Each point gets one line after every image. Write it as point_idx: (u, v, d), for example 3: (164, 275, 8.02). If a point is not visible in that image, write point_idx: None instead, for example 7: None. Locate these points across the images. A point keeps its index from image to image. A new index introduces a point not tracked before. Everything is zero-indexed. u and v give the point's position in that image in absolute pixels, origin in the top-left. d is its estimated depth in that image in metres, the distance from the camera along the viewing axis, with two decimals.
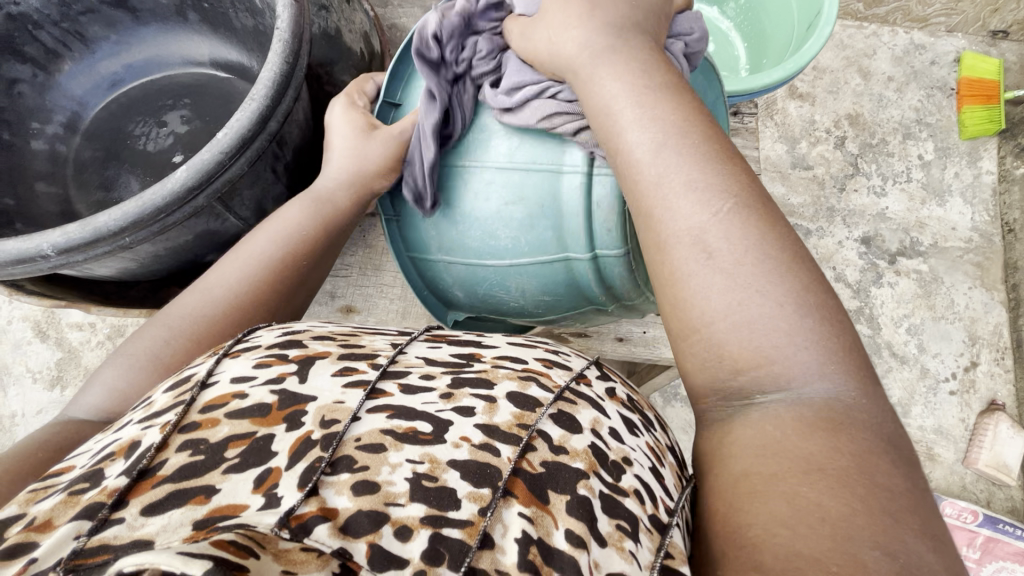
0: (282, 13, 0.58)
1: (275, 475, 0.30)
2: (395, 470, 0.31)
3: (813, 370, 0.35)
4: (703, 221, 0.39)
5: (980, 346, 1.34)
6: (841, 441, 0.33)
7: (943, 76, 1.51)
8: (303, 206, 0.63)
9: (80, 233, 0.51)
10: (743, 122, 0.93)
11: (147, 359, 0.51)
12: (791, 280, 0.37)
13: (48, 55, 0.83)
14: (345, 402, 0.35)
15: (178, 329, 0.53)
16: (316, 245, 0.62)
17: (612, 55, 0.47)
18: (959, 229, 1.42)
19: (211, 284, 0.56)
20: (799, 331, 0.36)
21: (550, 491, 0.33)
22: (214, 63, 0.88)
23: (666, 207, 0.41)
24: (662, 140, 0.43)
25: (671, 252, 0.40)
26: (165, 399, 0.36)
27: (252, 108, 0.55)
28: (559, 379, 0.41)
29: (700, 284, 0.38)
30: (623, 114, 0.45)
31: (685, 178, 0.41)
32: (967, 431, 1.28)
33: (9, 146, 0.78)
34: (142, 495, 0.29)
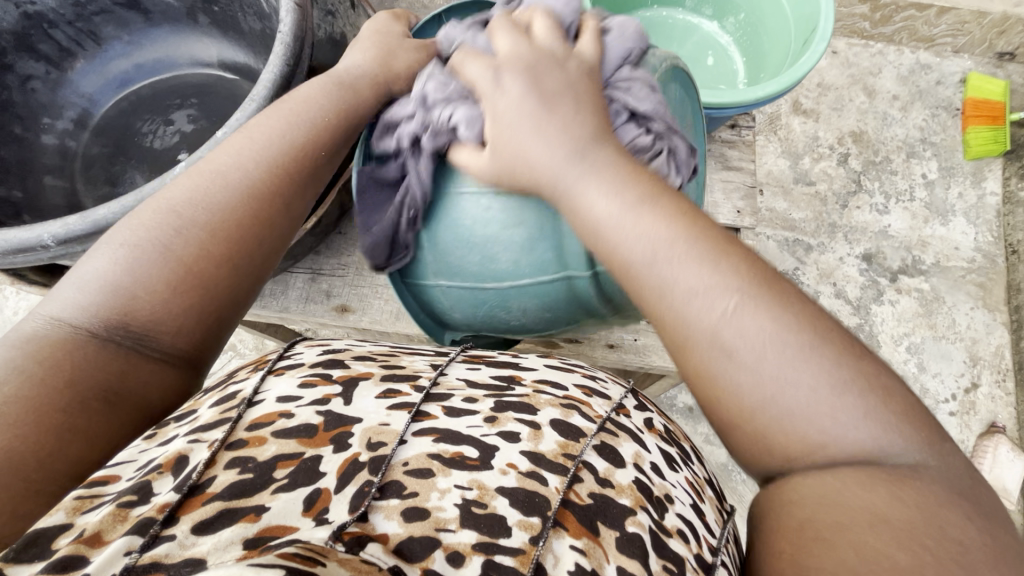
0: (285, 17, 0.60)
1: (325, 497, 0.34)
2: (444, 496, 0.35)
3: (868, 446, 0.37)
4: (711, 321, 0.41)
5: (981, 367, 1.33)
6: (903, 494, 0.35)
7: (949, 96, 1.51)
8: (321, 86, 0.58)
9: (80, 225, 0.52)
10: (740, 135, 0.94)
11: (156, 248, 0.46)
12: (822, 354, 0.39)
13: (61, 53, 0.86)
14: (391, 425, 0.39)
15: (186, 213, 0.48)
16: (333, 128, 0.57)
17: (586, 163, 0.47)
18: (962, 248, 1.41)
19: (219, 166, 0.51)
20: (843, 410, 0.38)
21: (599, 523, 0.38)
22: (222, 64, 0.90)
23: (678, 311, 0.42)
24: (655, 251, 0.43)
25: (694, 355, 0.42)
26: (211, 414, 0.38)
27: (251, 108, 0.57)
28: (599, 410, 0.46)
29: (730, 382, 0.40)
30: (614, 227, 0.45)
31: (698, 279, 0.42)
32: (966, 453, 1.26)
33: (20, 140, 0.80)
34: (192, 513, 0.32)
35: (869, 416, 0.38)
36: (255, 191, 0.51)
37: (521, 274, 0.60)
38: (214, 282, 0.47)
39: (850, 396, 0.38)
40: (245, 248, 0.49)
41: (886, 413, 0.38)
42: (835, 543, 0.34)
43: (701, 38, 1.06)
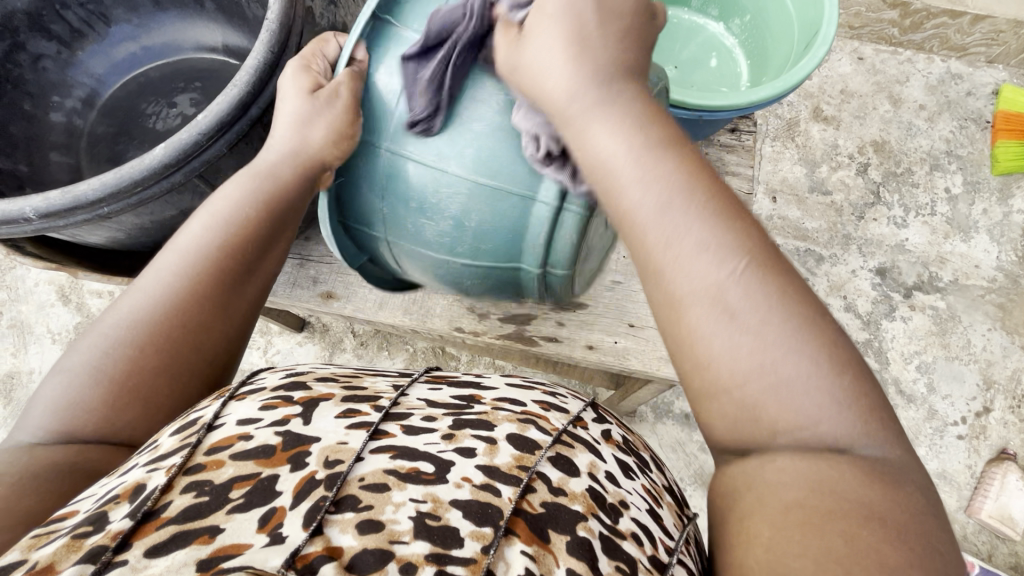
0: (273, 4, 0.60)
1: (280, 514, 0.34)
2: (398, 509, 0.35)
3: (842, 412, 0.36)
4: (719, 278, 0.38)
5: (995, 391, 1.28)
6: (864, 480, 0.34)
7: (979, 108, 1.45)
8: (242, 184, 0.56)
9: (61, 200, 0.54)
10: (740, 140, 0.92)
11: (93, 371, 0.46)
12: (807, 325, 0.37)
13: (73, 33, 0.89)
14: (349, 443, 0.39)
15: (117, 334, 0.47)
16: (259, 227, 0.55)
17: (609, 108, 0.44)
18: (983, 267, 1.36)
19: (148, 283, 0.50)
20: (816, 375, 0.36)
21: (550, 531, 0.37)
22: (226, 49, 0.92)
23: (679, 267, 0.40)
24: (668, 201, 0.41)
25: (689, 309, 0.39)
26: (171, 442, 0.38)
27: (233, 93, 0.58)
28: (557, 423, 0.46)
29: (721, 342, 0.38)
30: (623, 172, 0.43)
31: (700, 242, 0.39)
32: (973, 479, 1.22)
33: (30, 117, 0.84)
34: (145, 537, 0.31)
35: (847, 405, 0.36)
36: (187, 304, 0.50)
37: (484, 278, 0.62)
38: (156, 394, 0.47)
39: (826, 378, 0.36)
40: (183, 352, 0.48)
41: (854, 409, 0.36)
42: (817, 528, 0.32)
43: (705, 38, 1.05)
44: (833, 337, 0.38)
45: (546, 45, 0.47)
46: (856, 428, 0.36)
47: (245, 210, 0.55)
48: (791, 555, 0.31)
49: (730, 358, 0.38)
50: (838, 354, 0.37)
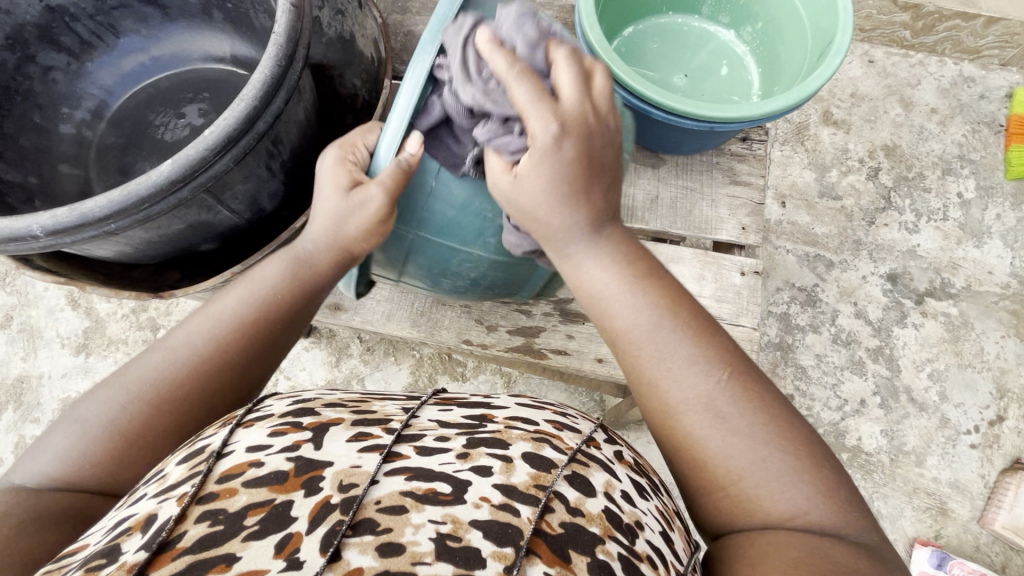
0: (280, 17, 0.60)
1: (297, 539, 0.34)
2: (418, 530, 0.35)
3: (818, 498, 0.44)
4: (707, 388, 0.48)
5: (1009, 400, 1.26)
6: (850, 552, 0.42)
7: (992, 111, 1.43)
8: (279, 264, 0.59)
9: (69, 217, 0.54)
10: (750, 149, 0.91)
11: (104, 428, 0.49)
12: (774, 421, 0.47)
13: (81, 45, 0.90)
14: (362, 466, 0.38)
15: (136, 391, 0.51)
16: (286, 309, 0.58)
17: (596, 245, 0.53)
18: (997, 273, 1.34)
19: (173, 348, 0.53)
20: (793, 467, 0.45)
21: (571, 551, 0.37)
22: (234, 59, 0.92)
23: (670, 377, 0.49)
24: (657, 322, 0.51)
25: (685, 416, 0.48)
26: (179, 472, 0.38)
27: (240, 107, 0.58)
28: (570, 442, 0.45)
29: (715, 445, 0.46)
30: (614, 300, 0.53)
31: (689, 357, 0.49)
32: (986, 488, 1.21)
33: (39, 129, 0.85)
34: (161, 569, 0.31)
35: (823, 494, 0.45)
36: (206, 375, 0.53)
37: (498, 272, 0.68)
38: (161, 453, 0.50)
39: (800, 471, 0.45)
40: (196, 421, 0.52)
41: (830, 500, 0.44)
42: None
43: (716, 46, 1.04)
44: (796, 431, 0.47)
45: (559, 137, 0.49)
46: (834, 514, 0.44)
47: (272, 286, 0.58)
48: None
49: (724, 458, 0.46)
50: (803, 446, 0.47)
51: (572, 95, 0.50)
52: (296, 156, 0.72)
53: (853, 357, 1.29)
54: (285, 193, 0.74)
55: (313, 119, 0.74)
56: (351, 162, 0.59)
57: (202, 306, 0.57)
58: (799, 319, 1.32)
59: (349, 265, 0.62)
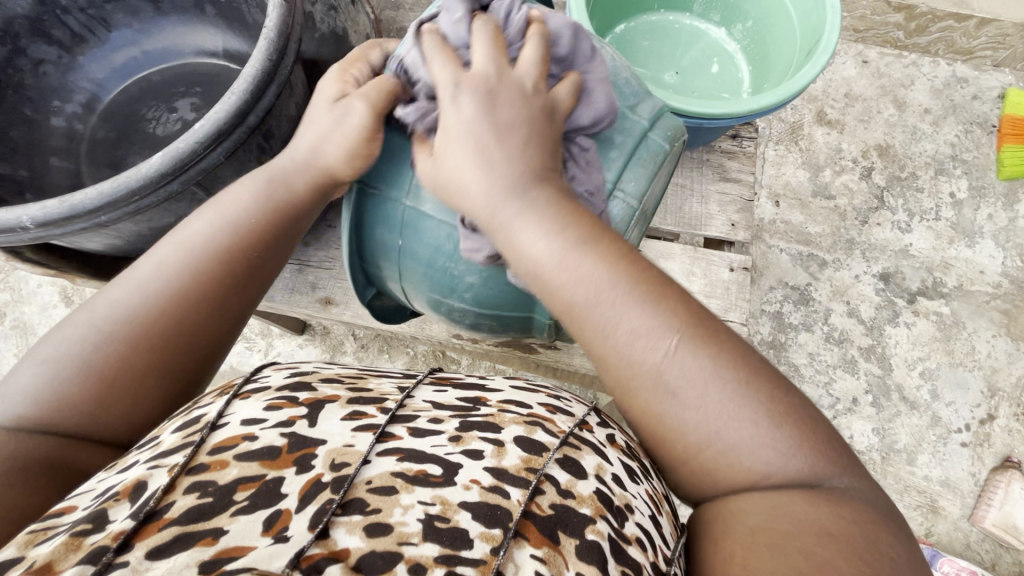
0: (271, 12, 0.60)
1: (285, 517, 0.34)
2: (407, 511, 0.35)
3: (789, 455, 0.42)
4: (657, 361, 0.44)
5: (999, 399, 1.27)
6: (819, 505, 0.40)
7: (985, 112, 1.44)
8: (256, 187, 0.58)
9: (58, 209, 0.54)
10: (741, 146, 0.91)
11: (75, 364, 0.47)
12: (734, 380, 0.43)
13: (73, 39, 0.90)
14: (355, 446, 0.39)
15: (104, 326, 0.48)
16: (262, 231, 0.56)
17: (532, 206, 0.49)
18: (988, 273, 1.34)
19: (140, 274, 0.51)
20: (756, 431, 0.42)
21: (560, 532, 0.37)
22: (227, 54, 0.92)
23: (620, 354, 0.45)
24: (597, 296, 0.46)
25: (639, 392, 0.45)
26: (173, 439, 0.38)
27: (230, 101, 0.58)
28: (563, 426, 0.45)
29: (672, 419, 0.44)
30: (553, 268, 0.48)
31: (636, 325, 0.45)
32: (976, 486, 1.21)
33: (30, 122, 0.84)
34: (147, 539, 0.31)
35: (793, 449, 0.42)
36: (178, 298, 0.50)
37: (494, 321, 0.67)
38: (128, 393, 0.48)
39: (768, 427, 0.42)
40: (172, 354, 0.50)
41: (801, 451, 0.42)
42: (785, 550, 0.38)
43: (706, 44, 1.04)
44: (763, 384, 0.43)
45: (463, 101, 0.52)
46: (807, 463, 0.42)
47: (250, 213, 0.56)
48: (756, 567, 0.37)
49: (680, 430, 0.44)
50: (772, 403, 0.43)
51: (486, 68, 0.53)
52: (288, 151, 0.72)
53: (845, 356, 1.29)
54: None
55: (305, 115, 0.75)
56: (349, 80, 0.61)
57: (170, 235, 0.54)
58: (792, 318, 1.32)
59: (329, 194, 0.61)
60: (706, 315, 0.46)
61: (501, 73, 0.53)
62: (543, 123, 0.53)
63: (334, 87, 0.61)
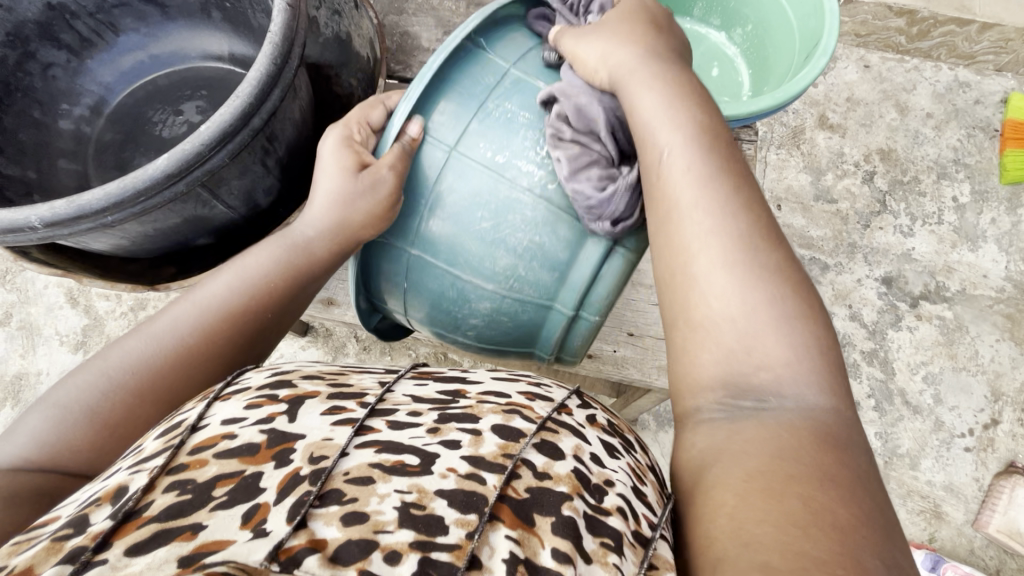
0: (276, 16, 0.61)
1: (263, 510, 0.34)
2: (383, 499, 0.35)
3: (806, 387, 0.41)
4: (728, 232, 0.46)
5: (1003, 403, 1.26)
6: (817, 448, 0.38)
7: (987, 116, 1.44)
8: (273, 250, 0.60)
9: (66, 209, 0.55)
10: (741, 148, 0.91)
11: (85, 413, 0.48)
12: (791, 284, 0.44)
13: (82, 43, 0.91)
14: (333, 439, 0.39)
15: (116, 376, 0.50)
16: (278, 292, 0.58)
17: (649, 81, 0.54)
18: (991, 277, 1.34)
19: (157, 328, 0.53)
20: (793, 338, 0.43)
21: (536, 514, 0.37)
22: (232, 58, 0.94)
23: (691, 214, 0.48)
24: (690, 163, 0.49)
25: (696, 253, 0.46)
26: (154, 445, 0.39)
27: (236, 104, 0.59)
28: (541, 411, 0.46)
29: (716, 287, 0.45)
30: (654, 131, 0.52)
31: (723, 200, 0.47)
32: (980, 491, 1.21)
33: (38, 124, 0.86)
34: (125, 536, 0.31)
35: (823, 385, 0.41)
36: (190, 354, 0.52)
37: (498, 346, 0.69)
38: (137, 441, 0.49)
39: (800, 340, 0.42)
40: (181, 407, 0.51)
41: (829, 390, 0.41)
42: (778, 492, 0.35)
43: (707, 48, 1.05)
44: (812, 307, 0.44)
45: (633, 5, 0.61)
46: (828, 405, 0.41)
47: (267, 272, 0.58)
48: (744, 517, 0.35)
49: (730, 300, 0.44)
50: (814, 324, 0.43)
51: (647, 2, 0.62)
52: (292, 154, 0.73)
53: (848, 359, 1.29)
54: (281, 189, 0.75)
55: (310, 117, 0.76)
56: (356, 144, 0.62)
57: (187, 293, 0.56)
58: None
59: (345, 253, 0.63)
60: (776, 227, 0.48)
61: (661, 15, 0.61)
62: (676, 50, 0.57)
63: (347, 154, 0.61)
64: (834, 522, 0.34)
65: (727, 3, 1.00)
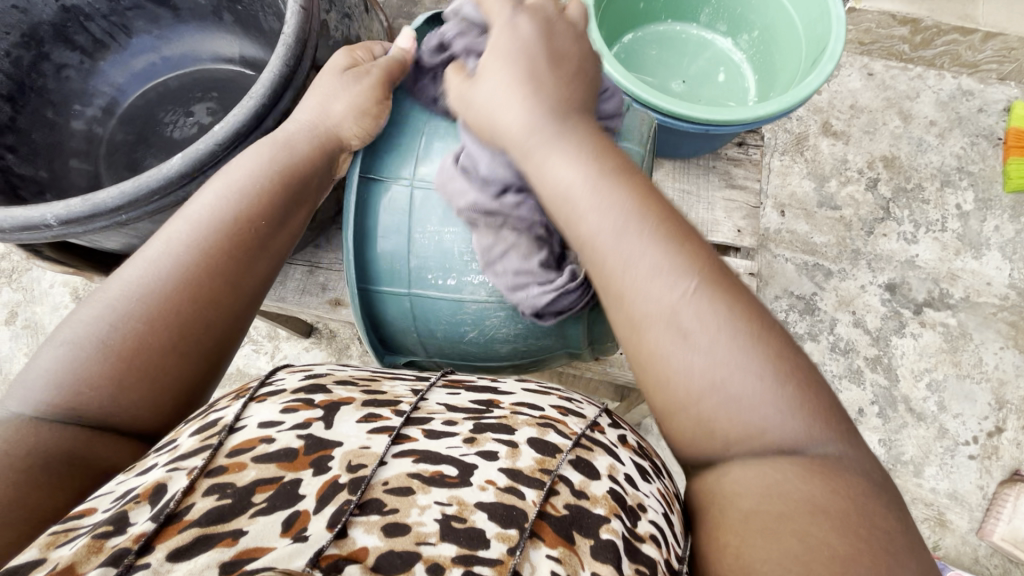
0: (290, 18, 0.62)
1: (304, 518, 0.34)
2: (424, 511, 0.36)
3: (793, 427, 0.39)
4: (674, 299, 0.42)
5: (1007, 411, 1.26)
6: (817, 478, 0.38)
7: (990, 125, 1.45)
8: (258, 152, 0.56)
9: (81, 208, 0.56)
10: (747, 153, 0.92)
11: (94, 344, 0.45)
12: (745, 325, 0.41)
13: (95, 44, 0.92)
14: (370, 448, 0.39)
15: (120, 305, 0.46)
16: (274, 197, 0.54)
17: (560, 141, 0.48)
18: (995, 284, 1.34)
19: (152, 252, 0.49)
20: (764, 389, 0.39)
21: (575, 533, 0.37)
22: (243, 60, 0.94)
23: (635, 291, 0.43)
24: (623, 227, 0.44)
25: (646, 332, 0.43)
26: (191, 442, 0.38)
27: (248, 106, 0.59)
28: (575, 427, 0.46)
29: (678, 363, 0.41)
30: (578, 202, 0.46)
31: (660, 264, 0.43)
32: (985, 499, 1.20)
33: (51, 124, 0.87)
34: (168, 540, 0.31)
35: (800, 411, 0.39)
36: (200, 274, 0.48)
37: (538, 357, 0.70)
38: (160, 370, 0.45)
39: (776, 382, 0.40)
40: (195, 332, 0.47)
41: (807, 416, 0.39)
42: (778, 533, 0.36)
43: (713, 53, 1.06)
44: (769, 332, 0.41)
45: (520, 23, 0.53)
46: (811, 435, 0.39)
47: (261, 180, 0.54)
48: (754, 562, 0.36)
49: (686, 372, 0.41)
50: (782, 359, 0.40)
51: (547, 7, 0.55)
52: None
53: (851, 366, 1.29)
54: None
55: None
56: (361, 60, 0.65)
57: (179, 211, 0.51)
58: (798, 327, 1.32)
59: (331, 155, 0.60)
60: (711, 253, 0.44)
61: (558, 15, 0.55)
62: (578, 71, 0.52)
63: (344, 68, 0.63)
64: (836, 555, 0.34)
65: (733, 10, 1.01)
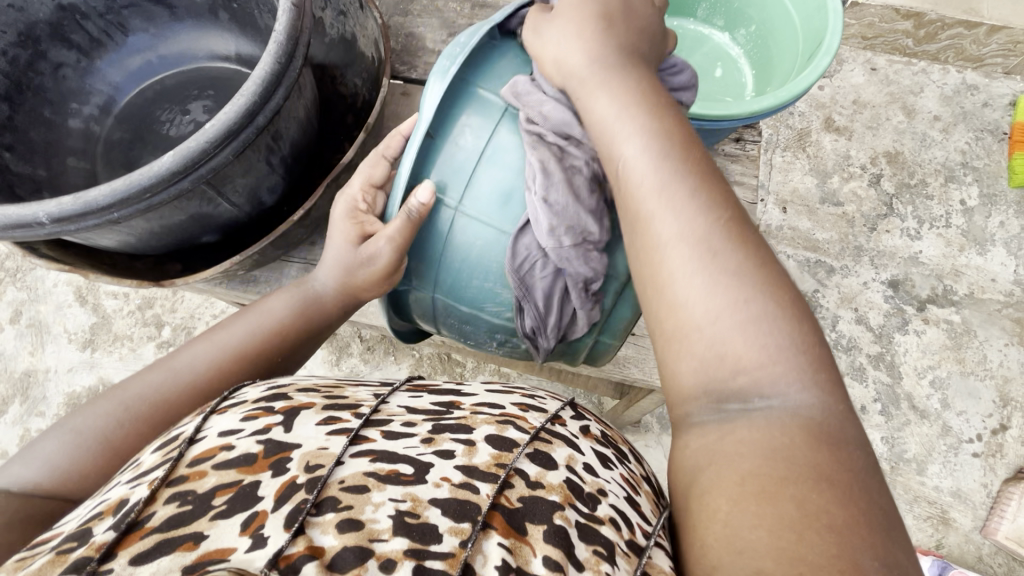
0: (281, 16, 0.62)
1: (261, 517, 0.34)
2: (378, 508, 0.35)
3: (799, 390, 0.38)
4: (702, 224, 0.43)
5: (1012, 409, 1.25)
6: (817, 444, 0.36)
7: (995, 119, 1.43)
8: (292, 296, 0.63)
9: (73, 206, 0.56)
10: (744, 149, 0.91)
11: (97, 438, 0.48)
12: (765, 270, 0.42)
13: (92, 43, 0.93)
14: (329, 448, 0.38)
15: (137, 408, 0.51)
16: (293, 338, 0.61)
17: (611, 75, 0.51)
18: (1000, 280, 1.33)
19: (178, 363, 0.55)
20: (778, 334, 0.39)
21: (527, 523, 0.37)
22: (238, 58, 0.95)
23: (664, 211, 0.44)
24: (661, 152, 0.46)
25: (668, 254, 0.43)
26: (154, 459, 0.39)
27: (240, 102, 0.59)
28: (534, 422, 0.46)
29: (694, 283, 0.42)
30: (624, 125, 0.48)
31: (688, 194, 0.44)
32: (989, 498, 1.19)
33: (49, 123, 0.87)
34: (130, 547, 0.31)
35: (807, 367, 0.39)
36: (209, 395, 0.54)
37: None
38: None
39: (788, 331, 0.39)
40: None
41: (815, 374, 0.39)
42: (775, 497, 0.34)
43: (710, 48, 1.05)
44: (784, 281, 0.42)
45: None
46: (816, 397, 0.38)
47: (284, 318, 0.62)
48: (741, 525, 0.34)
49: (702, 291, 0.41)
50: (796, 311, 0.40)
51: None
52: (296, 152, 0.74)
53: (853, 363, 1.28)
54: (286, 188, 0.76)
55: (313, 115, 0.76)
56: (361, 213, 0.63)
57: (212, 333, 0.59)
58: None
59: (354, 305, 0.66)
60: (738, 200, 0.45)
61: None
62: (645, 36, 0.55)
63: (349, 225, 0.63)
64: (834, 523, 0.33)
65: (731, 4, 1.00)
